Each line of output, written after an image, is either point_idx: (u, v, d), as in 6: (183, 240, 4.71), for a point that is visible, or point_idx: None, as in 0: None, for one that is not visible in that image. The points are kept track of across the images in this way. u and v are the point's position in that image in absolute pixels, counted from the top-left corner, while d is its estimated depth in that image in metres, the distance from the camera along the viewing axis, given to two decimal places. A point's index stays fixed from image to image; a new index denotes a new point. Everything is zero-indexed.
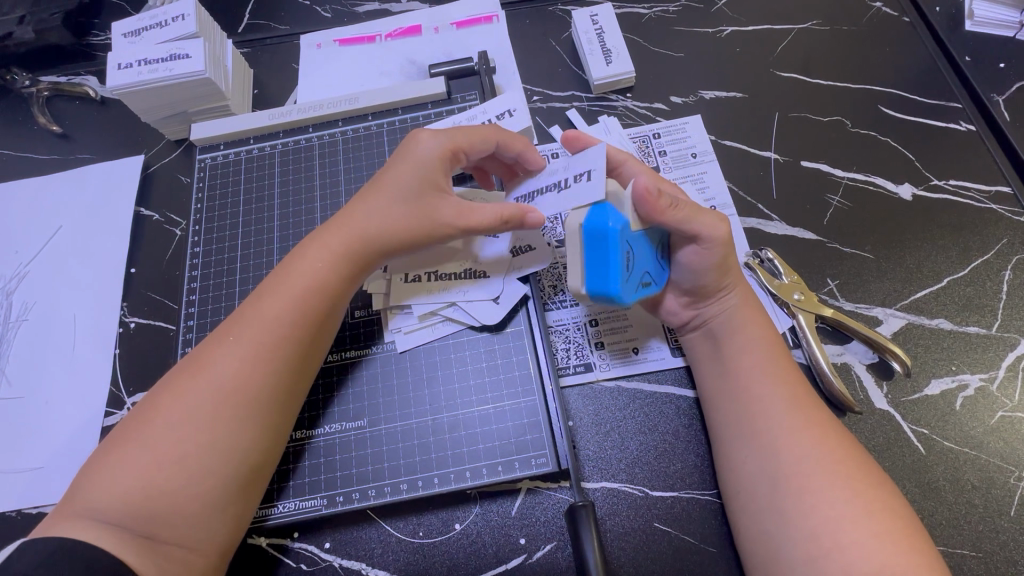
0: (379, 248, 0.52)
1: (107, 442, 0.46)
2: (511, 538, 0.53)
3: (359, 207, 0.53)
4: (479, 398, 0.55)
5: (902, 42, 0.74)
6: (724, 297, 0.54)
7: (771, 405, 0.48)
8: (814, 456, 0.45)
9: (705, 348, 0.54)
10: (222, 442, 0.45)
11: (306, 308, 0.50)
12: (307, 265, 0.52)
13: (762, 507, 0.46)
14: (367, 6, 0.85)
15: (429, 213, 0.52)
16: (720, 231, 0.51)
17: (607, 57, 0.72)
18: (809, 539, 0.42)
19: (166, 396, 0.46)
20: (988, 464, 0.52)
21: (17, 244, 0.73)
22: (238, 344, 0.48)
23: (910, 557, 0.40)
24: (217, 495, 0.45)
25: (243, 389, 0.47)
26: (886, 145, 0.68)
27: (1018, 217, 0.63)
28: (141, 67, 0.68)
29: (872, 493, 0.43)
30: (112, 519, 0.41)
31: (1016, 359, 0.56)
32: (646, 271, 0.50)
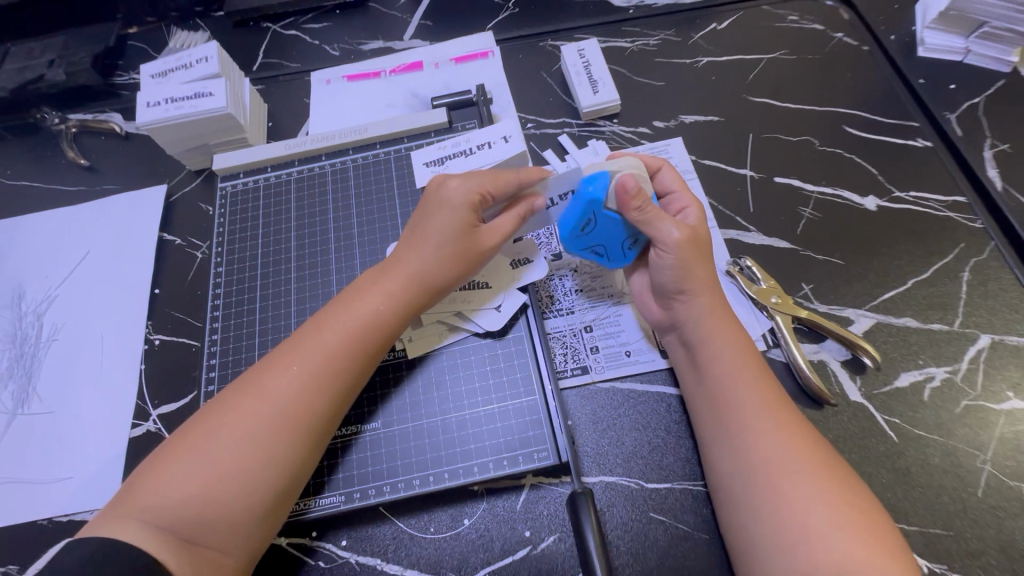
0: (431, 290, 0.58)
1: (165, 447, 0.50)
2: (517, 531, 0.57)
3: (411, 251, 0.58)
4: (485, 399, 0.59)
5: (862, 68, 0.81)
6: (689, 301, 0.57)
7: (746, 410, 0.52)
8: (785, 458, 0.49)
9: (683, 354, 0.59)
10: (274, 461, 0.50)
11: (358, 336, 0.55)
12: (365, 299, 0.57)
13: (740, 504, 0.50)
14: (372, 44, 0.92)
15: (473, 248, 0.58)
16: (679, 235, 0.55)
17: (594, 87, 0.79)
18: (779, 529, 0.47)
19: (230, 412, 0.51)
20: (956, 449, 0.57)
21: (47, 269, 0.79)
22: (299, 370, 0.53)
23: (872, 549, 0.45)
24: (261, 508, 0.49)
25: (299, 413, 0.51)
26: (851, 161, 0.74)
27: (973, 223, 0.69)
28: (169, 104, 0.74)
29: (836, 484, 0.48)
30: (161, 524, 0.46)
31: (977, 352, 0.61)
32: (601, 246, 0.60)
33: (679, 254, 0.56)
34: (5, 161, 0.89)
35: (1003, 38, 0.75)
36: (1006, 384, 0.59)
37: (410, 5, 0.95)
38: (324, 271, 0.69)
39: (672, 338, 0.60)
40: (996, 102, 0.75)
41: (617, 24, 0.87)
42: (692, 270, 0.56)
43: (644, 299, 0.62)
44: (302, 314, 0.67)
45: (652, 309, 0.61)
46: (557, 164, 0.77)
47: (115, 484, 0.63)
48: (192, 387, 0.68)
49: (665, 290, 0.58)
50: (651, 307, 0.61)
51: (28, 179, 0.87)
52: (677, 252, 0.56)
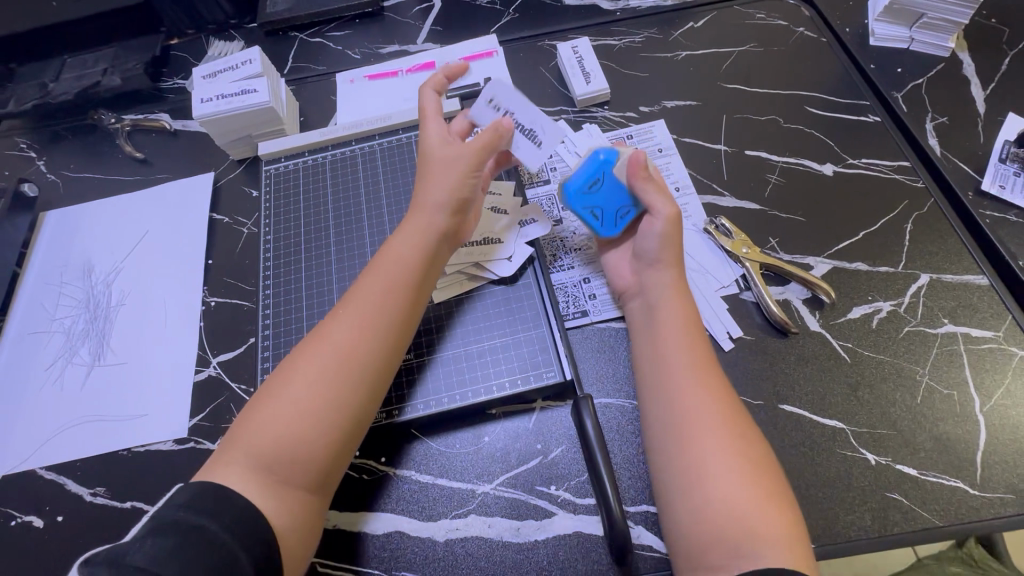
0: (433, 208, 0.67)
1: (251, 404, 0.59)
2: (530, 444, 0.67)
3: (415, 195, 0.69)
4: (500, 332, 0.70)
5: (821, 57, 0.93)
6: (660, 271, 0.67)
7: (674, 367, 0.61)
8: (698, 409, 0.58)
9: (640, 316, 0.68)
10: (341, 400, 0.57)
11: (397, 288, 0.63)
12: (399, 258, 0.65)
13: (657, 444, 0.59)
14: (390, 48, 1.05)
15: (457, 160, 0.68)
16: (670, 209, 0.67)
17: (587, 78, 0.91)
18: (684, 469, 0.56)
19: (298, 366, 0.59)
20: (900, 366, 0.67)
21: (112, 247, 0.90)
22: (351, 322, 0.61)
23: (753, 487, 0.53)
24: (337, 441, 0.57)
25: (356, 361, 0.59)
26: (812, 135, 0.85)
27: (915, 183, 0.80)
28: (220, 100, 0.85)
29: (740, 434, 0.57)
30: (259, 464, 0.54)
31: (918, 288, 0.72)
32: (598, 207, 0.71)
33: (665, 227, 0.66)
34: (66, 156, 1.00)
35: (940, 27, 0.87)
36: (941, 313, 0.70)
37: (422, 13, 1.07)
38: (358, 238, 0.80)
39: (635, 302, 0.70)
40: (936, 83, 0.87)
41: (606, 25, 0.99)
42: (672, 244, 0.67)
43: (620, 266, 0.73)
44: (340, 274, 0.78)
45: (625, 275, 0.72)
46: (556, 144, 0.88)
47: (184, 420, 0.74)
48: (246, 339, 0.79)
49: (647, 256, 0.68)
50: (624, 274, 0.72)
51: (88, 172, 0.98)
52: (665, 223, 0.66)
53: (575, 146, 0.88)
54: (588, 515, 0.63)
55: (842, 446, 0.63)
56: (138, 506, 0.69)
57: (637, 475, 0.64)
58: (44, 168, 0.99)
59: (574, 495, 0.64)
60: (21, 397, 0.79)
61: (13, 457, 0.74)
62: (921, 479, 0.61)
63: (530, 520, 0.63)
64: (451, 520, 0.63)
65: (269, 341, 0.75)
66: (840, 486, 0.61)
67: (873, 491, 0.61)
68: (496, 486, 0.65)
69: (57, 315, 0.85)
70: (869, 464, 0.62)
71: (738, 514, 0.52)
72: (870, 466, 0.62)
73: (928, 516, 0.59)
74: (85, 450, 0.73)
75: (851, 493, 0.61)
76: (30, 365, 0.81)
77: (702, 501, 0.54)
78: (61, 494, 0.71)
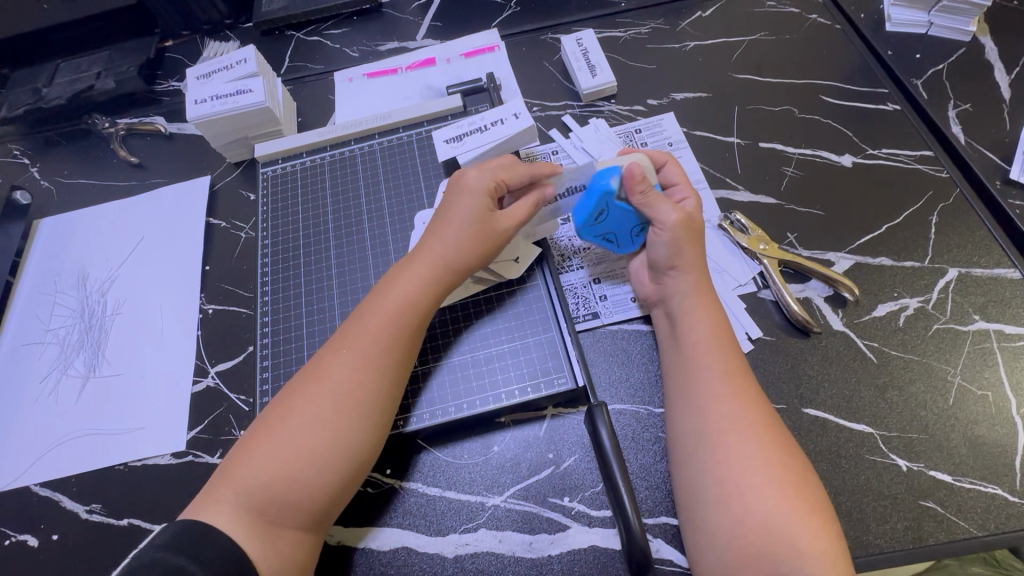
0: (456, 272, 0.64)
1: (245, 440, 0.57)
2: (541, 453, 0.64)
3: (434, 239, 0.64)
4: (508, 337, 0.67)
5: (836, 44, 0.89)
6: (677, 278, 0.64)
7: (708, 373, 0.58)
8: (732, 417, 0.55)
9: (665, 325, 0.65)
10: (339, 443, 0.55)
11: (398, 322, 0.61)
12: (401, 290, 0.62)
13: (688, 453, 0.56)
14: (389, 44, 1.02)
15: (492, 231, 0.64)
16: (675, 220, 0.62)
17: (593, 71, 0.88)
18: (718, 482, 0.53)
19: (296, 404, 0.57)
20: (929, 365, 0.64)
21: (108, 255, 0.87)
22: (351, 358, 0.58)
23: (793, 500, 0.51)
24: (333, 484, 0.55)
25: (356, 398, 0.57)
26: (829, 126, 0.82)
27: (939, 174, 0.76)
28: (215, 101, 0.82)
29: (778, 446, 0.54)
30: (251, 506, 0.52)
31: (946, 283, 0.68)
32: (612, 232, 0.67)
33: (674, 235, 0.63)
34: (60, 162, 0.98)
35: (961, 11, 0.83)
36: (972, 309, 0.67)
37: (421, 9, 1.04)
38: (359, 240, 0.78)
39: (659, 311, 0.67)
40: (958, 68, 0.83)
41: (611, 16, 0.96)
42: (685, 250, 0.63)
43: (640, 275, 0.69)
44: (341, 278, 0.75)
45: (645, 283, 0.69)
46: (562, 140, 0.85)
47: (182, 433, 0.71)
48: (246, 347, 0.76)
49: (661, 265, 0.65)
50: (644, 282, 0.69)
51: (82, 178, 0.96)
52: (671, 232, 0.63)
53: (583, 142, 0.85)
54: (604, 528, 0.60)
55: (871, 451, 0.60)
56: (136, 523, 0.67)
57: (655, 485, 0.61)
58: (37, 175, 0.97)
59: (589, 507, 0.61)
60: (15, 411, 0.76)
61: (7, 473, 0.72)
62: (957, 486, 0.58)
63: (544, 534, 0.60)
64: (461, 535, 0.61)
65: (268, 349, 0.72)
66: (870, 494, 0.58)
67: (906, 499, 0.58)
68: (506, 498, 0.62)
69: (51, 325, 0.82)
70: (901, 470, 0.59)
71: (780, 530, 0.50)
72: (901, 472, 0.59)
73: (965, 525, 0.56)
74: (80, 466, 0.71)
75: (881, 501, 0.58)
76: (24, 378, 0.79)
77: (739, 517, 0.51)
78: (55, 512, 0.68)
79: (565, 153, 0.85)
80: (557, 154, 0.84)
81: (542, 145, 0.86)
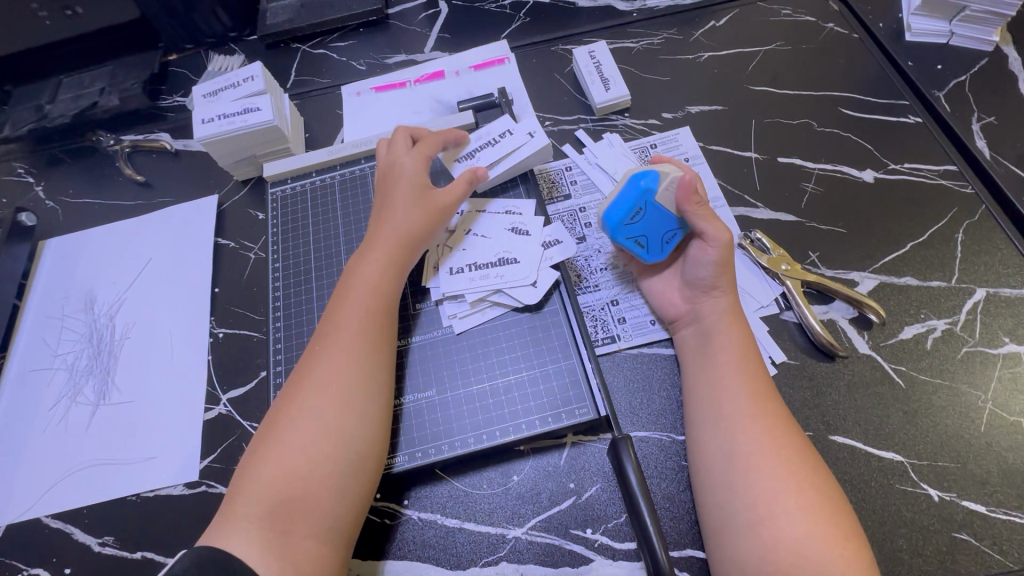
0: (407, 247, 0.66)
1: (245, 459, 0.56)
2: (562, 483, 0.62)
3: (386, 222, 0.67)
4: (526, 364, 0.66)
5: (853, 54, 0.87)
6: (717, 298, 0.64)
7: (735, 394, 0.57)
8: (761, 440, 0.54)
9: (694, 344, 0.64)
10: (331, 428, 0.55)
11: (373, 307, 0.63)
12: (368, 280, 0.64)
13: (716, 476, 0.55)
14: (396, 57, 1.00)
15: (434, 205, 0.68)
16: (725, 235, 0.63)
17: (606, 85, 0.86)
18: (750, 507, 0.51)
19: (285, 406, 0.58)
20: (958, 390, 0.62)
21: (115, 276, 0.86)
22: (328, 349, 0.60)
23: (828, 527, 0.49)
24: (336, 476, 0.54)
25: (339, 385, 0.58)
26: (849, 139, 0.80)
27: (964, 189, 0.75)
28: (222, 120, 0.81)
29: (808, 469, 0.53)
30: (261, 520, 0.51)
31: (974, 304, 0.67)
32: (643, 237, 0.66)
33: (720, 254, 0.63)
34: (65, 181, 0.96)
35: (983, 20, 0.82)
36: (1001, 331, 0.65)
37: (429, 20, 1.03)
38: None
39: (688, 331, 0.65)
40: (981, 79, 0.82)
41: (622, 27, 0.94)
42: (726, 271, 0.63)
43: (668, 294, 0.68)
44: None
45: (675, 303, 0.67)
46: (576, 156, 0.83)
47: (194, 462, 0.70)
48: (257, 373, 0.75)
49: (700, 283, 0.64)
50: (675, 301, 0.67)
51: (88, 197, 0.94)
52: (719, 250, 0.63)
53: (596, 157, 0.83)
54: (628, 561, 0.58)
55: (901, 480, 0.59)
56: (149, 556, 0.66)
57: (680, 516, 0.60)
58: (42, 195, 0.95)
59: (612, 540, 0.59)
60: (25, 439, 0.75)
61: (17, 504, 0.71)
62: (991, 517, 0.56)
63: (566, 567, 0.59)
64: (481, 568, 0.59)
65: (281, 376, 0.71)
66: (902, 526, 0.57)
67: (938, 531, 0.56)
68: (528, 530, 0.61)
69: (59, 350, 0.81)
70: (932, 500, 0.58)
71: (814, 556, 0.48)
72: (934, 503, 0.57)
73: (1001, 558, 0.55)
74: (91, 496, 0.70)
75: (914, 533, 0.56)
76: (33, 405, 0.78)
77: (772, 544, 0.49)
78: (68, 544, 0.67)
79: (580, 169, 0.83)
80: (570, 170, 0.83)
81: (555, 161, 0.84)
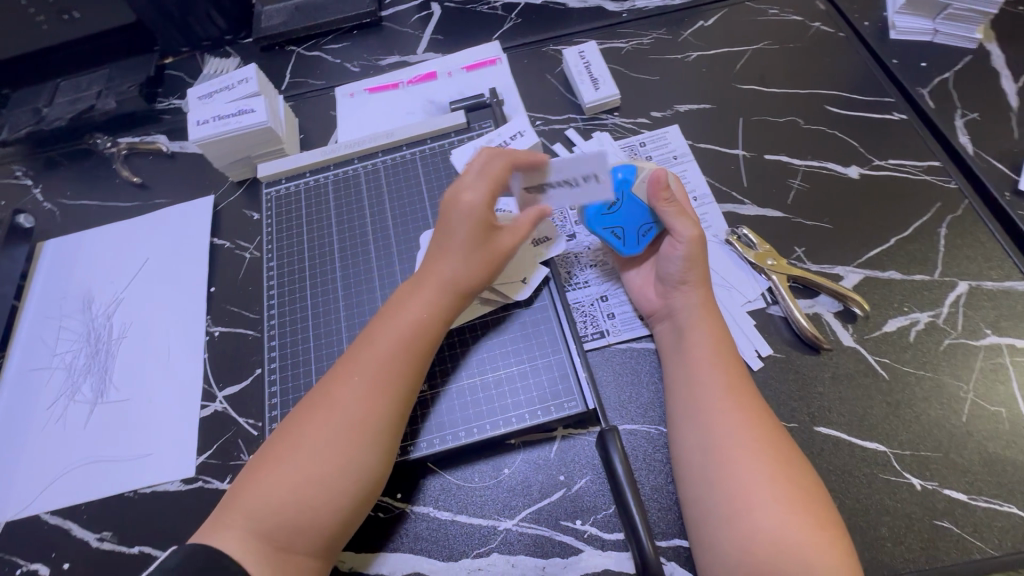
0: (457, 289, 0.63)
1: (254, 461, 0.57)
2: (552, 476, 0.63)
3: (439, 257, 0.64)
4: (516, 359, 0.67)
5: (839, 52, 0.89)
6: (688, 293, 0.64)
7: (711, 388, 0.58)
8: (735, 433, 0.55)
9: (670, 339, 0.65)
10: (352, 464, 0.55)
11: (410, 344, 0.61)
12: (410, 312, 0.62)
13: (694, 470, 0.56)
14: (389, 59, 1.01)
15: (496, 249, 0.64)
16: (691, 231, 0.64)
17: (596, 84, 0.87)
18: (727, 499, 0.52)
19: (308, 424, 0.57)
20: (940, 381, 0.63)
21: (113, 277, 0.87)
22: (363, 379, 0.58)
23: (802, 517, 0.50)
24: (345, 508, 0.54)
25: (369, 423, 0.56)
26: (834, 136, 0.81)
27: (947, 184, 0.76)
28: (216, 122, 0.82)
29: (784, 461, 0.53)
30: (261, 531, 0.52)
31: (957, 297, 0.68)
32: (619, 227, 0.68)
33: (688, 249, 0.64)
34: (63, 183, 0.97)
35: (966, 18, 0.83)
36: (983, 323, 0.66)
37: (422, 21, 1.04)
38: (365, 261, 0.77)
39: (664, 326, 0.66)
40: (964, 76, 0.83)
41: (612, 27, 0.96)
42: (697, 265, 0.64)
43: (643, 290, 0.69)
44: (348, 299, 0.75)
45: (650, 298, 0.68)
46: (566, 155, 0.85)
47: (190, 458, 0.71)
48: (253, 370, 0.76)
49: (670, 278, 0.65)
50: (650, 297, 0.68)
51: (85, 199, 0.95)
52: (687, 246, 0.64)
53: None
54: (617, 551, 0.59)
55: (883, 470, 0.60)
56: (146, 550, 0.67)
57: (667, 506, 0.61)
58: (40, 197, 0.97)
59: (601, 530, 0.60)
60: (23, 438, 0.76)
61: (17, 501, 0.72)
62: (972, 505, 0.58)
63: (556, 558, 0.60)
64: (473, 560, 0.60)
65: (276, 373, 0.72)
66: (885, 514, 0.58)
67: (921, 520, 0.57)
68: (518, 522, 0.62)
69: (57, 350, 0.82)
70: (914, 489, 0.59)
71: (790, 546, 0.49)
72: (916, 491, 0.59)
73: (981, 545, 0.56)
74: (90, 492, 0.71)
75: (896, 521, 0.58)
76: (31, 404, 0.79)
77: (749, 535, 0.50)
78: (67, 540, 0.68)
79: None
80: None
81: None
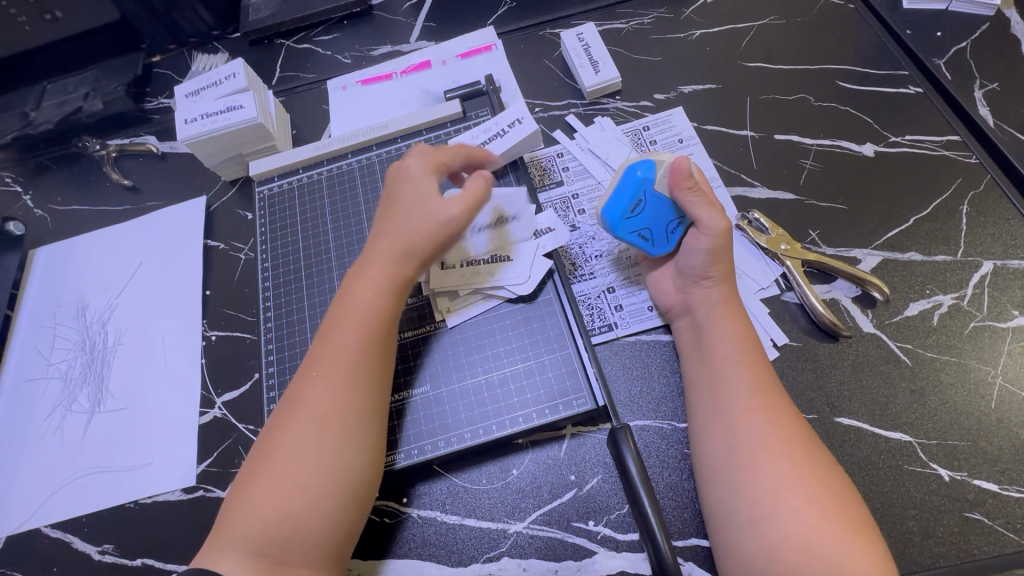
0: (417, 262, 0.62)
1: (237, 483, 0.54)
2: (563, 476, 0.61)
3: (387, 238, 0.62)
4: (521, 356, 0.64)
5: (850, 24, 0.85)
6: (709, 289, 0.62)
7: (735, 388, 0.55)
8: (760, 436, 0.52)
9: (690, 337, 0.62)
10: (328, 460, 0.53)
11: (368, 328, 0.59)
12: (364, 296, 0.60)
13: (717, 475, 0.53)
14: (381, 49, 0.98)
15: (436, 212, 0.62)
16: (720, 223, 0.60)
17: (595, 67, 0.84)
18: (752, 505, 0.50)
19: (279, 432, 0.55)
20: (967, 366, 0.61)
21: (107, 283, 0.85)
22: (322, 373, 0.57)
23: (836, 524, 0.47)
24: (333, 508, 0.52)
25: (338, 411, 0.55)
26: (848, 113, 0.78)
27: (968, 160, 0.72)
28: (204, 119, 0.79)
29: (814, 464, 0.51)
30: (254, 549, 0.49)
31: (982, 278, 0.65)
32: (648, 228, 0.64)
33: (714, 242, 0.60)
34: (54, 189, 0.95)
35: None
36: (1010, 304, 0.63)
37: (413, 9, 1.00)
38: None
39: (683, 322, 0.64)
40: (983, 45, 0.79)
41: (611, 7, 0.92)
42: (721, 257, 0.61)
43: (662, 284, 0.66)
44: None
45: (668, 293, 0.66)
46: (568, 142, 0.82)
47: (191, 467, 0.69)
48: (252, 374, 0.74)
49: (692, 273, 0.62)
50: (668, 292, 0.66)
51: (76, 205, 0.93)
52: (714, 239, 0.60)
53: (589, 142, 0.81)
54: (632, 552, 0.57)
55: (909, 461, 0.57)
56: (149, 563, 0.65)
57: (683, 504, 0.58)
58: (31, 203, 0.94)
59: (615, 531, 0.58)
60: (21, 450, 0.75)
61: (17, 516, 0.70)
62: (1003, 495, 0.55)
63: (569, 561, 0.58)
64: (484, 564, 0.59)
65: (274, 378, 0.70)
66: (912, 508, 0.55)
67: (950, 512, 0.55)
68: (529, 524, 0.60)
69: (53, 360, 0.81)
70: (943, 480, 0.56)
71: (821, 556, 0.46)
72: (944, 483, 0.56)
73: (1015, 537, 0.53)
74: (90, 504, 0.69)
75: (924, 514, 0.55)
76: (28, 415, 0.77)
77: (777, 542, 0.47)
78: (68, 554, 0.67)
79: (572, 156, 0.81)
80: (562, 157, 0.81)
81: (546, 148, 0.82)
